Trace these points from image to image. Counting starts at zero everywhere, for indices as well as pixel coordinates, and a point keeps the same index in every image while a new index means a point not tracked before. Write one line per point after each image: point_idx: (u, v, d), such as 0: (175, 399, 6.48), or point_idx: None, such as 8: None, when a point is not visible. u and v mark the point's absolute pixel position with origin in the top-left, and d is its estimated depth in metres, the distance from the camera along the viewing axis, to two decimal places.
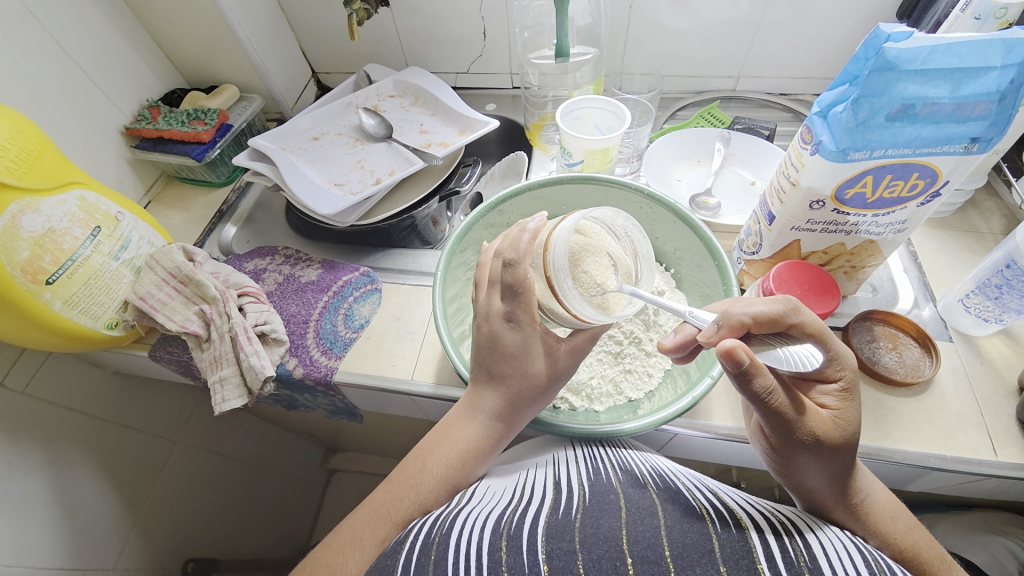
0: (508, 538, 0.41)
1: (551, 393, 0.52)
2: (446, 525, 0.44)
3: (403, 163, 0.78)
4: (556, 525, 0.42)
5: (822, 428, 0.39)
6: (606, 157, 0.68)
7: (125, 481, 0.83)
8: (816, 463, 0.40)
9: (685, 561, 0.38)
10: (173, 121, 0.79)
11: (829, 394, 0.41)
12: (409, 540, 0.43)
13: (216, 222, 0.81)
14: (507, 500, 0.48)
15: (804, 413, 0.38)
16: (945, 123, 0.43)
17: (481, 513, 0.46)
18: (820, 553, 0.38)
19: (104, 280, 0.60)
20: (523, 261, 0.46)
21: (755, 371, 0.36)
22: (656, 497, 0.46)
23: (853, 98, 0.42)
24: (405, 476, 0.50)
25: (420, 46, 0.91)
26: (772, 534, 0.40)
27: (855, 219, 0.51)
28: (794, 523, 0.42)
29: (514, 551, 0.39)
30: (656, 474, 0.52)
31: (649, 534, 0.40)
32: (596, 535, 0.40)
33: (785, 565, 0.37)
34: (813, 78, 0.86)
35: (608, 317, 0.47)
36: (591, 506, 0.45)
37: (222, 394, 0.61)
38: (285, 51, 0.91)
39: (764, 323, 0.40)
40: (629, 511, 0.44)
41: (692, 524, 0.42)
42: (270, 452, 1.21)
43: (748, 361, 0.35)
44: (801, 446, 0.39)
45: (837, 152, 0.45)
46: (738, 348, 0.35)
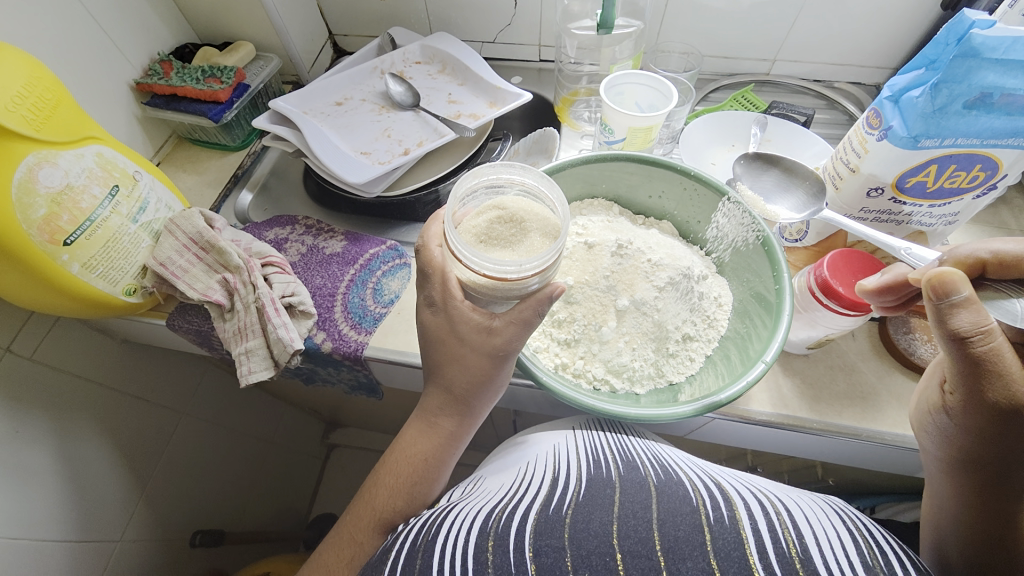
0: (496, 537, 0.42)
1: (499, 377, 0.48)
2: (433, 529, 0.44)
3: (432, 134, 0.75)
4: (546, 521, 0.43)
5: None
6: (649, 136, 0.65)
7: (130, 452, 0.81)
8: (1012, 435, 0.38)
9: (676, 554, 0.39)
10: (187, 77, 0.75)
11: None
12: (395, 547, 0.45)
13: (232, 186, 0.78)
14: (503, 493, 0.49)
15: (1017, 375, 0.36)
16: (1017, 115, 0.41)
17: (471, 512, 0.46)
18: (812, 546, 0.40)
19: (123, 243, 0.57)
20: (429, 242, 0.48)
21: (964, 305, 0.36)
22: (652, 486, 0.47)
23: (931, 83, 0.41)
24: (391, 467, 0.50)
25: (448, 10, 0.87)
26: (765, 527, 0.41)
27: (910, 209, 0.50)
28: (790, 514, 0.43)
29: (503, 552, 0.41)
30: (657, 462, 0.52)
31: (641, 528, 0.41)
32: (586, 531, 0.41)
33: (775, 560, 0.38)
34: (850, 66, 0.85)
35: (509, 262, 0.42)
36: (585, 500, 0.45)
37: (248, 365, 0.59)
38: (304, 8, 0.86)
39: (1009, 265, 0.39)
40: (622, 504, 0.44)
41: (685, 514, 0.42)
42: (275, 425, 1.19)
43: (963, 293, 0.36)
44: (1001, 412, 0.37)
45: (908, 138, 0.44)
46: (954, 278, 0.36)
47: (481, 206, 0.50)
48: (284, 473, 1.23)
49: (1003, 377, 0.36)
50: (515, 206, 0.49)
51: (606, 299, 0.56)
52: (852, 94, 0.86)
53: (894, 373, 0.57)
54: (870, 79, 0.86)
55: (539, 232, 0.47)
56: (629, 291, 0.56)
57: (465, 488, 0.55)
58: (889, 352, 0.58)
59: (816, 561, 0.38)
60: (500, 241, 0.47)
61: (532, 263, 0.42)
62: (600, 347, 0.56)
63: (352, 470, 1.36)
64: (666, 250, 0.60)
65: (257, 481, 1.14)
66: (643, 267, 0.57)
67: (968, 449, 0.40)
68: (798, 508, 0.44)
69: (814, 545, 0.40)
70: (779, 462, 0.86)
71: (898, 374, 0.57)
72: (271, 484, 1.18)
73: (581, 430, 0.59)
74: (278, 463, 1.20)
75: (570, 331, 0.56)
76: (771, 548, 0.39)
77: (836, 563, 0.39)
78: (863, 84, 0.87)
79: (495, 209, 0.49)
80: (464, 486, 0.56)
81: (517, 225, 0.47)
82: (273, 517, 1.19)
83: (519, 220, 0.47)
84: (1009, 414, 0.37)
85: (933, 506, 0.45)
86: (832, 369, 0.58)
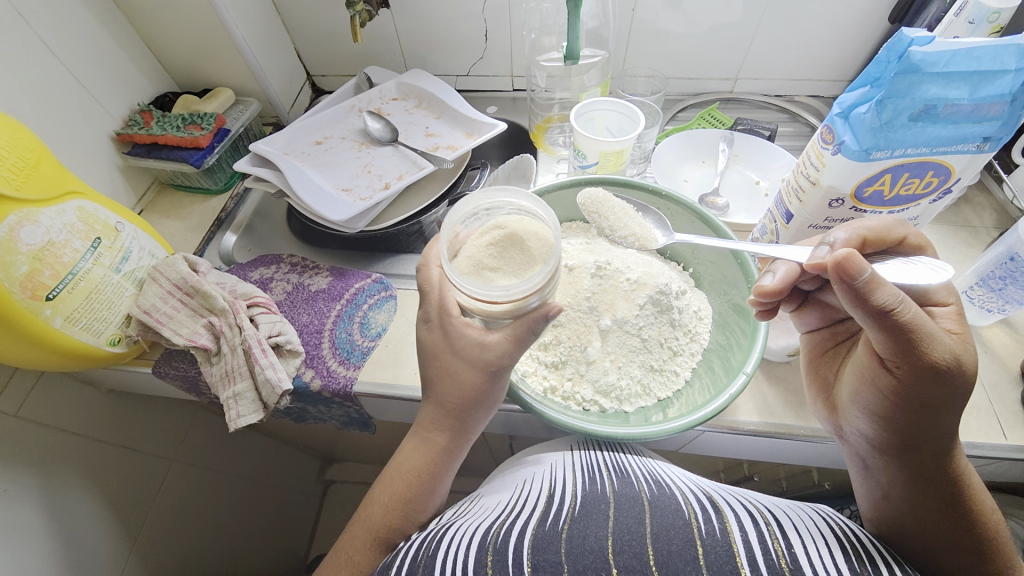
0: (493, 552, 0.42)
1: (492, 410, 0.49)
2: (433, 545, 0.44)
3: (411, 167, 0.76)
4: (542, 537, 0.43)
5: (963, 357, 0.37)
6: (620, 159, 0.67)
7: (121, 503, 0.79)
8: (942, 404, 0.39)
9: (669, 567, 0.39)
10: (168, 126, 0.76)
11: (947, 318, 0.41)
12: (396, 564, 0.44)
13: (215, 229, 0.78)
14: (501, 511, 0.49)
15: (946, 337, 0.36)
16: (963, 124, 0.44)
17: (469, 528, 0.46)
18: (799, 553, 0.40)
19: (106, 294, 0.57)
20: (429, 262, 0.50)
21: (877, 283, 0.35)
22: (646, 500, 0.47)
23: (877, 99, 0.43)
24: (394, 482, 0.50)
25: (422, 48, 0.90)
26: (755, 537, 0.42)
27: (872, 217, 0.52)
28: (778, 523, 0.44)
29: (501, 567, 0.40)
30: (650, 476, 0.53)
31: (635, 542, 0.41)
32: (582, 546, 0.41)
33: (765, 568, 0.39)
34: (808, 80, 0.89)
35: (498, 287, 0.41)
36: (579, 516, 0.46)
37: (237, 410, 0.58)
38: (280, 52, 0.88)
39: (878, 239, 0.44)
40: (617, 518, 0.44)
41: (678, 528, 0.42)
42: (268, 465, 1.16)
43: (866, 274, 0.35)
44: (942, 382, 0.37)
45: (860, 151, 0.46)
46: (856, 258, 0.34)
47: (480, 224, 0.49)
48: (280, 516, 1.20)
49: (941, 343, 0.36)
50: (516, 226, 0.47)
51: (590, 320, 0.56)
52: (813, 107, 0.90)
53: None
54: (828, 92, 0.91)
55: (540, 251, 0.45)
56: (611, 311, 0.56)
57: (463, 506, 0.54)
58: None
59: (802, 565, 0.39)
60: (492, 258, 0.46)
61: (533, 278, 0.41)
62: (587, 368, 0.56)
63: (349, 506, 1.34)
64: (644, 269, 0.59)
65: (253, 524, 1.11)
66: (623, 286, 0.57)
67: (895, 419, 0.41)
68: (784, 517, 0.45)
69: (801, 550, 0.41)
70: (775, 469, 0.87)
71: None
72: (267, 528, 1.15)
73: (576, 449, 0.59)
74: (273, 505, 1.18)
75: (556, 353, 0.56)
76: (761, 557, 0.40)
77: (823, 567, 0.39)
78: (822, 97, 0.91)
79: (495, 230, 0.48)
80: (462, 504, 0.56)
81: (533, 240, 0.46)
82: (270, 561, 1.15)
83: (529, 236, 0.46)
84: (948, 380, 0.37)
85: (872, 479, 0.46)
86: None
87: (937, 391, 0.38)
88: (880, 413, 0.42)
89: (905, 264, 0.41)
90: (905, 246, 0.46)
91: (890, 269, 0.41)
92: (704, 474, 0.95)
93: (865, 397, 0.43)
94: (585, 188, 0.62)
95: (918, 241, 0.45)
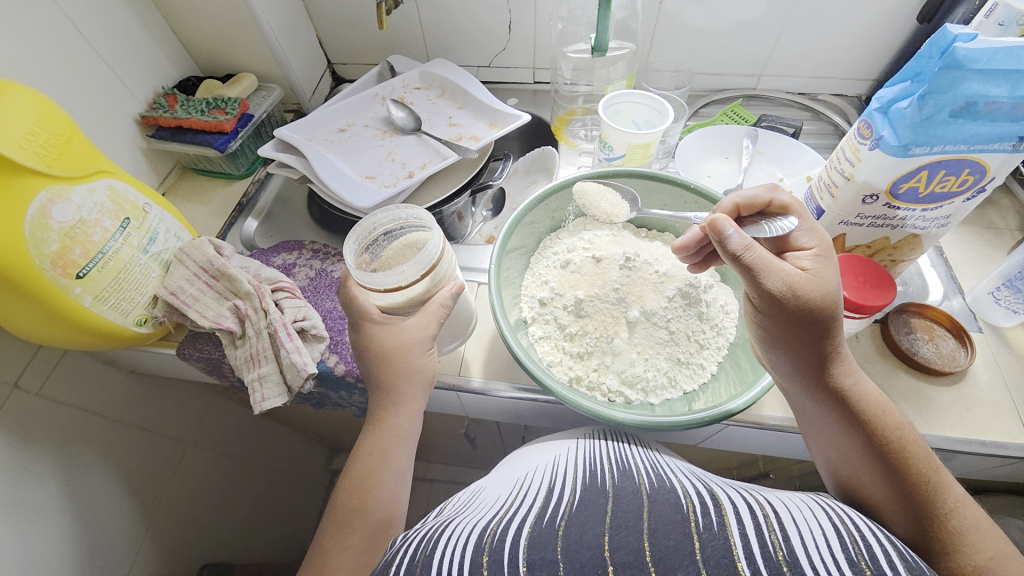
0: (490, 551, 0.41)
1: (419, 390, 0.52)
2: (431, 544, 0.43)
3: (434, 157, 0.76)
4: (539, 534, 0.42)
5: (803, 283, 0.43)
6: (647, 152, 0.67)
7: (137, 485, 0.79)
8: (799, 333, 0.44)
9: (667, 564, 0.38)
10: (192, 109, 0.76)
11: (805, 258, 0.46)
12: (394, 562, 0.43)
13: (237, 214, 0.78)
14: (498, 507, 0.48)
15: (785, 268, 0.43)
16: (1002, 122, 0.43)
17: (468, 525, 0.45)
18: (799, 549, 0.38)
19: (134, 275, 0.57)
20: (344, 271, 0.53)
21: (732, 232, 0.44)
22: (644, 494, 0.46)
23: (918, 95, 0.43)
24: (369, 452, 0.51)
25: (445, 37, 0.90)
26: (752, 532, 0.40)
27: (904, 214, 0.52)
28: (779, 517, 0.42)
29: (498, 566, 0.39)
30: (651, 468, 0.51)
31: (632, 538, 0.40)
32: (580, 543, 0.40)
33: (765, 567, 0.37)
34: (833, 79, 0.88)
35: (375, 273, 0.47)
36: (577, 511, 0.45)
37: (262, 392, 0.58)
38: (303, 39, 0.88)
39: (751, 204, 0.51)
40: (615, 513, 0.43)
41: (675, 522, 0.41)
42: (279, 453, 1.17)
43: (730, 228, 0.44)
44: (784, 308, 0.43)
45: (898, 146, 0.46)
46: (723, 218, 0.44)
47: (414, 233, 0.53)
48: (290, 503, 1.21)
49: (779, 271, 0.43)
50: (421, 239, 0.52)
51: (617, 311, 0.57)
52: (837, 105, 0.90)
53: (899, 372, 0.58)
54: (852, 91, 0.90)
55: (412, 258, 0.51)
56: (639, 303, 0.57)
57: (464, 498, 0.53)
58: (892, 351, 0.59)
59: (803, 563, 0.37)
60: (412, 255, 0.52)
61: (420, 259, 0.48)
62: (613, 359, 0.55)
63: None
64: (672, 261, 0.60)
65: (263, 511, 1.11)
66: (651, 278, 0.58)
67: (785, 355, 0.46)
68: (785, 509, 0.43)
69: (802, 547, 0.39)
70: (789, 467, 0.87)
71: (902, 374, 0.58)
72: (276, 514, 1.16)
73: (581, 438, 0.58)
74: (282, 492, 1.18)
75: (582, 343, 0.56)
76: (760, 555, 0.38)
77: (823, 563, 0.37)
78: (846, 96, 0.91)
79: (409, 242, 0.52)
80: (463, 496, 0.55)
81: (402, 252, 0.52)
82: (279, 548, 1.16)
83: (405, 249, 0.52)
84: (791, 308, 0.43)
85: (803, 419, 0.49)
86: None
87: (784, 317, 0.44)
88: (768, 351, 0.48)
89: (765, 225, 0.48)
90: (773, 209, 0.51)
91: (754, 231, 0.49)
92: (717, 471, 0.95)
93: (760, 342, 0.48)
94: (577, 181, 0.63)
95: (783, 202, 0.50)
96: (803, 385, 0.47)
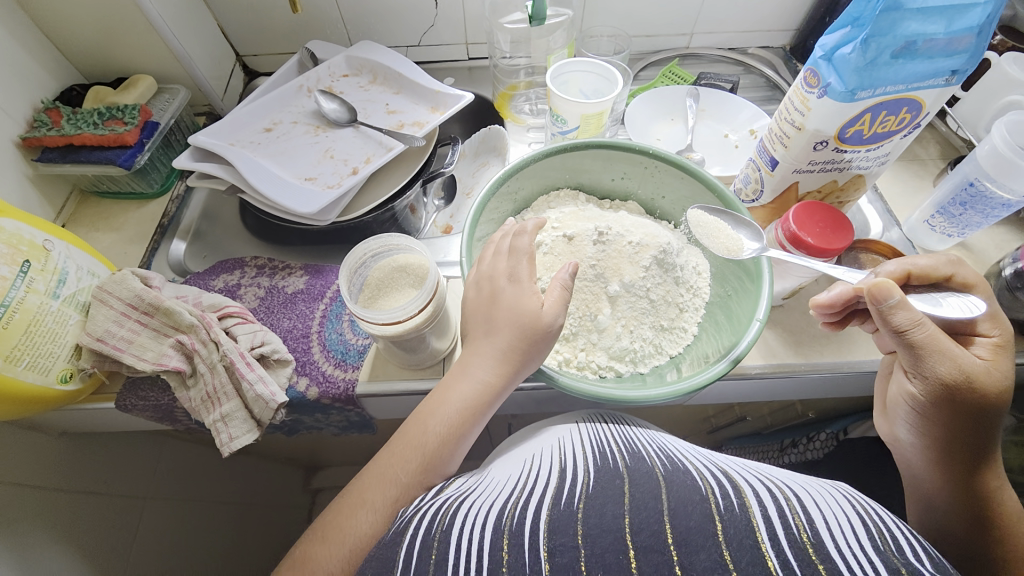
0: (511, 534, 0.40)
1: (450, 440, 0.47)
2: (447, 518, 0.41)
3: (378, 149, 0.70)
4: (559, 517, 0.41)
5: (974, 373, 0.43)
6: (601, 121, 0.66)
7: (97, 554, 0.71)
8: (954, 415, 0.44)
9: (689, 547, 0.38)
10: (82, 123, 0.65)
11: (984, 346, 0.45)
12: (409, 529, 0.41)
13: (160, 237, 0.69)
14: (512, 486, 0.46)
15: (957, 353, 0.43)
16: (938, 58, 0.45)
17: (484, 505, 0.44)
18: (823, 529, 0.40)
19: (47, 325, 0.49)
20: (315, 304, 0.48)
21: (898, 306, 0.42)
22: (660, 477, 0.45)
23: (862, 39, 0.44)
24: (403, 437, 0.47)
25: (367, 17, 0.82)
26: (775, 513, 0.40)
27: (851, 156, 0.54)
28: (800, 501, 0.43)
29: (519, 550, 0.38)
30: (661, 452, 0.51)
31: (653, 520, 0.40)
32: (600, 526, 0.40)
33: (784, 541, 0.38)
34: (759, 32, 0.91)
35: (371, 313, 0.46)
36: (595, 492, 0.44)
37: (229, 432, 0.53)
38: (203, 30, 0.78)
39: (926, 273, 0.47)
40: (633, 495, 0.43)
41: (696, 504, 0.41)
42: (250, 485, 1.09)
43: (894, 297, 0.42)
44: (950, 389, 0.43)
45: (845, 92, 0.47)
46: (887, 285, 0.42)
47: (397, 261, 0.53)
48: (272, 536, 1.14)
49: (945, 355, 0.43)
50: (406, 267, 0.52)
51: (596, 288, 0.55)
52: (764, 58, 0.93)
53: None
54: (777, 42, 0.93)
55: (399, 290, 0.51)
56: (617, 276, 0.55)
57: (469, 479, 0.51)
58: None
59: (826, 542, 0.38)
60: (397, 287, 0.51)
61: (421, 295, 0.48)
62: (600, 336, 0.55)
63: None
64: (643, 229, 0.59)
65: (244, 549, 1.04)
66: (627, 249, 0.56)
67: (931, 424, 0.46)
68: (809, 495, 0.44)
69: (822, 525, 0.40)
70: (762, 408, 0.92)
71: None
72: (259, 549, 1.09)
73: (580, 425, 0.57)
74: (261, 525, 1.11)
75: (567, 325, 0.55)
76: (780, 531, 0.39)
77: (847, 548, 0.38)
78: (772, 47, 0.94)
79: (396, 271, 0.52)
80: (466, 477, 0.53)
81: (387, 283, 0.51)
82: None
83: (389, 280, 0.51)
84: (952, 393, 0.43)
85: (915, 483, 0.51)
86: (806, 313, 0.62)
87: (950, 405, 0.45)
88: (904, 418, 0.49)
89: (939, 301, 0.44)
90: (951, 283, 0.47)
91: (927, 304, 0.44)
92: (696, 422, 0.99)
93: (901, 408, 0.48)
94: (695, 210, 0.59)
95: (965, 279, 0.47)
96: (935, 453, 0.47)
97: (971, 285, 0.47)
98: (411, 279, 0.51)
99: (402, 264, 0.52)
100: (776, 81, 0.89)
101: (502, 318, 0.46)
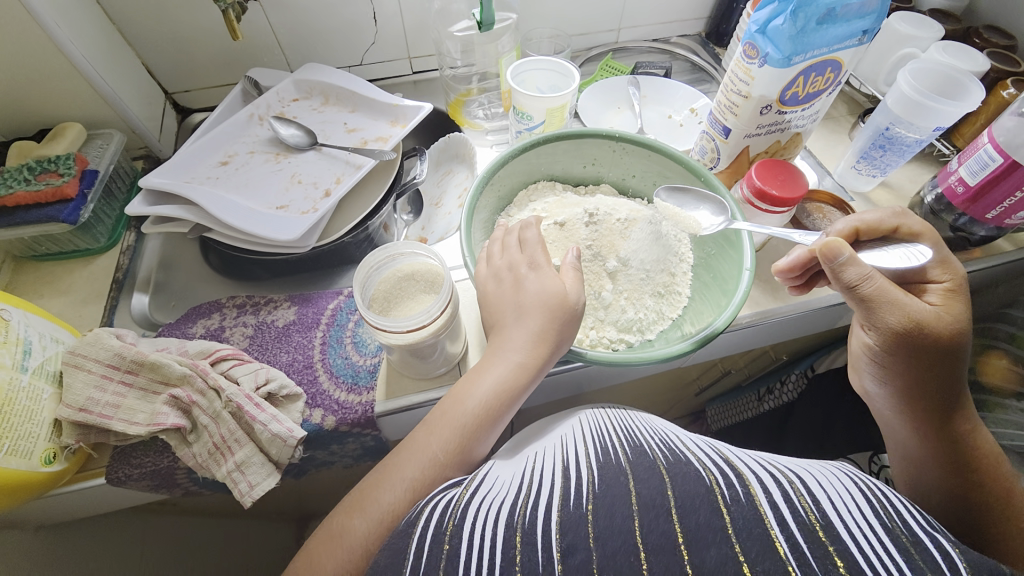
0: (523, 534, 0.38)
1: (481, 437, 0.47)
2: (458, 511, 0.40)
3: (346, 168, 0.69)
4: (568, 518, 0.39)
5: (927, 318, 0.47)
6: (564, 114, 0.69)
7: None
8: (915, 363, 0.48)
9: (699, 543, 0.36)
10: (9, 181, 0.58)
11: (935, 293, 0.49)
12: (422, 518, 0.40)
13: (118, 292, 0.64)
14: (515, 485, 0.44)
15: (908, 301, 0.47)
16: (853, 20, 0.53)
17: (494, 499, 0.42)
18: (828, 510, 0.40)
19: (20, 403, 0.44)
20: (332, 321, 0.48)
21: (848, 263, 0.47)
22: (663, 467, 0.44)
23: (791, 10, 0.50)
24: (439, 423, 0.47)
25: (307, 41, 0.81)
26: (781, 499, 0.41)
27: (791, 116, 0.61)
28: (803, 484, 0.43)
29: (531, 557, 0.36)
30: (663, 443, 0.50)
31: (662, 519, 0.38)
32: (611, 528, 0.38)
33: (795, 531, 0.38)
34: (677, 22, 0.99)
35: (393, 320, 0.46)
36: (601, 490, 0.42)
37: (247, 480, 0.50)
38: (130, 70, 0.73)
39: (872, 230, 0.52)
40: (640, 492, 0.41)
41: (703, 497, 0.40)
42: (246, 549, 1.00)
43: (843, 254, 0.47)
44: (905, 336, 0.47)
45: (783, 59, 0.53)
46: (834, 244, 0.46)
47: (404, 270, 0.53)
48: None
49: (897, 306, 0.47)
50: (415, 275, 0.52)
51: (597, 267, 0.58)
52: (686, 45, 1.02)
53: None
54: (694, 30, 1.02)
55: (411, 299, 0.51)
56: (613, 253, 0.59)
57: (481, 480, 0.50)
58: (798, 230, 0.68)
59: (834, 524, 0.39)
60: (410, 295, 0.51)
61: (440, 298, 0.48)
62: (606, 312, 0.57)
63: None
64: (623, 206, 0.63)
65: None
66: (617, 226, 0.60)
67: (895, 375, 0.50)
68: (812, 476, 0.45)
69: (829, 506, 0.41)
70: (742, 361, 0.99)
71: None
72: None
73: (587, 415, 0.57)
74: None
75: None
76: (790, 519, 0.39)
77: (855, 525, 0.39)
78: (690, 35, 1.03)
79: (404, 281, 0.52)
80: None
81: (398, 292, 0.51)
82: None
83: (400, 290, 0.51)
84: (910, 339, 0.47)
85: (897, 441, 0.55)
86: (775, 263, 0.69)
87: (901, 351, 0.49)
88: (872, 371, 0.53)
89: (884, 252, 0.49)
90: (899, 234, 0.52)
91: (873, 257, 0.49)
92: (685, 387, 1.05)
93: (868, 365, 0.53)
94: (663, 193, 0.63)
95: (910, 228, 0.52)
96: (905, 406, 0.52)
97: (918, 233, 0.52)
98: (422, 284, 0.51)
99: (411, 273, 0.52)
100: (701, 64, 0.98)
101: (523, 300, 0.47)
